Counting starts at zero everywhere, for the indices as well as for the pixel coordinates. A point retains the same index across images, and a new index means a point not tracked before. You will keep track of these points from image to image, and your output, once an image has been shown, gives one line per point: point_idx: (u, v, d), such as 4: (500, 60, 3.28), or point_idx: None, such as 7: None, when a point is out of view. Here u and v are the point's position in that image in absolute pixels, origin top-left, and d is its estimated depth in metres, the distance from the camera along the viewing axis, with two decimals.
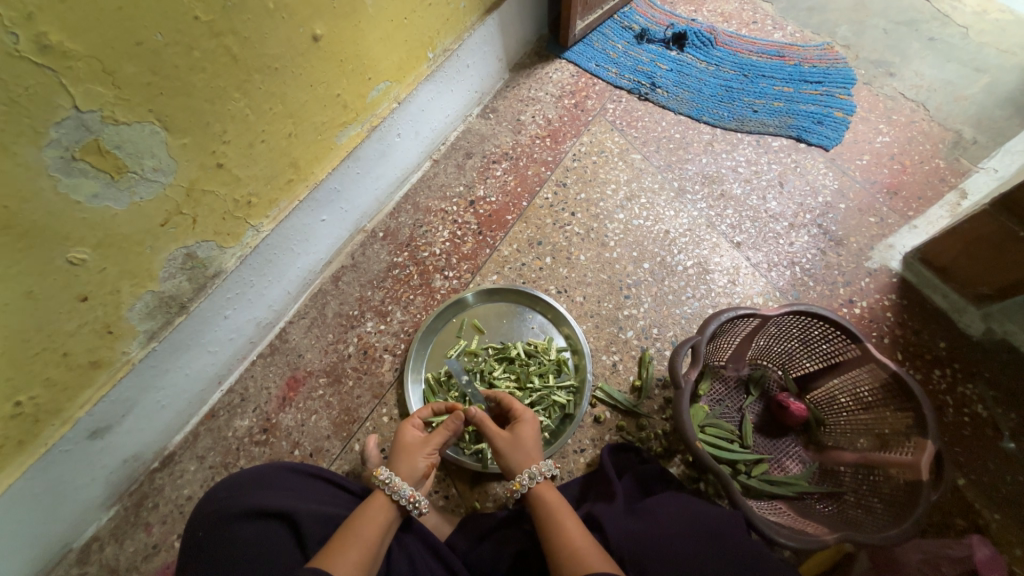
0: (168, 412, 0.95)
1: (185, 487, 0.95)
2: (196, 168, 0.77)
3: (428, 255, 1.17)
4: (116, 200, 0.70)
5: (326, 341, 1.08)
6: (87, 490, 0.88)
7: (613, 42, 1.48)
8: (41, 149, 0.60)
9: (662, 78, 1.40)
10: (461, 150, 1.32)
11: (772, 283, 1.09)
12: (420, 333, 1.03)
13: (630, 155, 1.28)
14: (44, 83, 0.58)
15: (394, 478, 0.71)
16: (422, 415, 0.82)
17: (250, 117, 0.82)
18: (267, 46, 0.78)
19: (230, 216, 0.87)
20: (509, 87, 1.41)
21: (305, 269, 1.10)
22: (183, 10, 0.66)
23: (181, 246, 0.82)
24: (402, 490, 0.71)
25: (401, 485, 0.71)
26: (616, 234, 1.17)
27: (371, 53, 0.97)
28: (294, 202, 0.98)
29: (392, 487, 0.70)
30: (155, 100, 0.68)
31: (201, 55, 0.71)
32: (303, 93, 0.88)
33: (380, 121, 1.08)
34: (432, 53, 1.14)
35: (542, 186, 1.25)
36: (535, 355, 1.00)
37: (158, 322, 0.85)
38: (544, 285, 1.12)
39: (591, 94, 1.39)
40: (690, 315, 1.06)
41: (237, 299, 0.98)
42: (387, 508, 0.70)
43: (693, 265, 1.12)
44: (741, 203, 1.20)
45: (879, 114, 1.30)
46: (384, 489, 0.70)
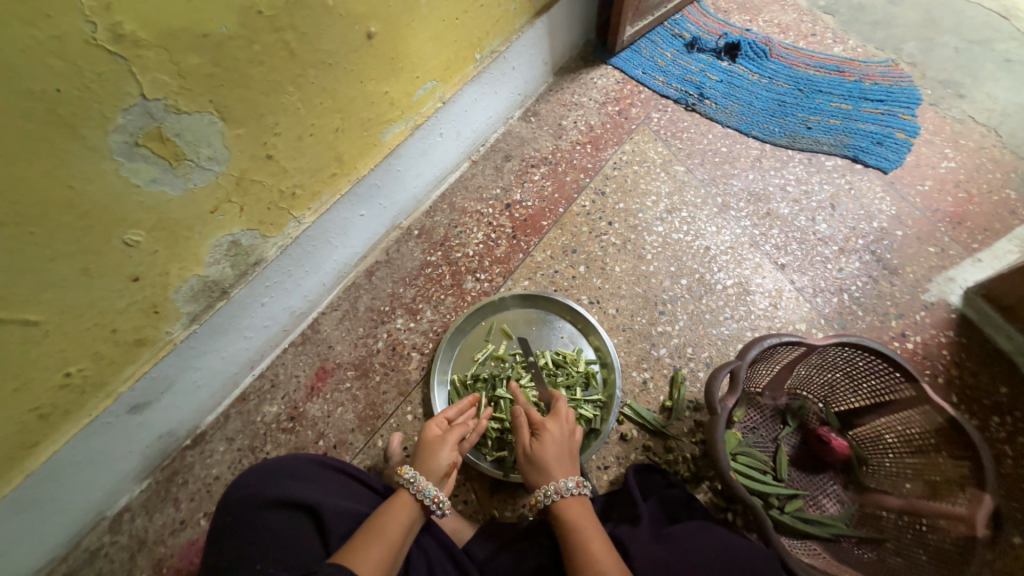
0: (202, 392, 0.98)
1: (213, 467, 0.98)
2: (247, 158, 0.79)
3: (462, 255, 1.17)
4: (173, 185, 0.72)
5: (356, 335, 1.09)
6: (123, 461, 0.91)
7: (662, 50, 1.44)
8: (107, 133, 0.62)
9: (711, 89, 1.36)
10: (501, 152, 1.31)
11: (818, 309, 1.04)
12: (448, 334, 1.03)
13: (673, 167, 1.25)
14: (116, 70, 0.60)
15: (418, 478, 0.71)
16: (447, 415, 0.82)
17: (302, 110, 0.83)
18: (323, 42, 0.79)
19: (275, 206, 0.89)
20: (552, 91, 1.40)
21: (341, 262, 1.12)
22: (247, 4, 0.67)
23: (227, 233, 0.84)
24: (426, 490, 0.70)
25: (425, 484, 0.71)
26: (654, 246, 1.14)
27: (421, 52, 0.98)
28: (336, 196, 0.99)
29: (417, 487, 0.70)
30: (215, 91, 0.70)
31: (261, 49, 0.72)
32: (353, 89, 0.89)
33: (424, 120, 1.09)
34: (480, 54, 1.14)
35: (581, 193, 1.23)
36: (563, 366, 0.98)
37: (201, 305, 0.87)
38: (577, 294, 1.10)
39: (636, 101, 1.36)
40: (728, 337, 1.02)
41: (275, 287, 1.00)
42: (412, 508, 0.69)
43: (733, 284, 1.08)
44: (789, 223, 1.15)
45: (946, 137, 1.22)
46: (408, 488, 0.70)
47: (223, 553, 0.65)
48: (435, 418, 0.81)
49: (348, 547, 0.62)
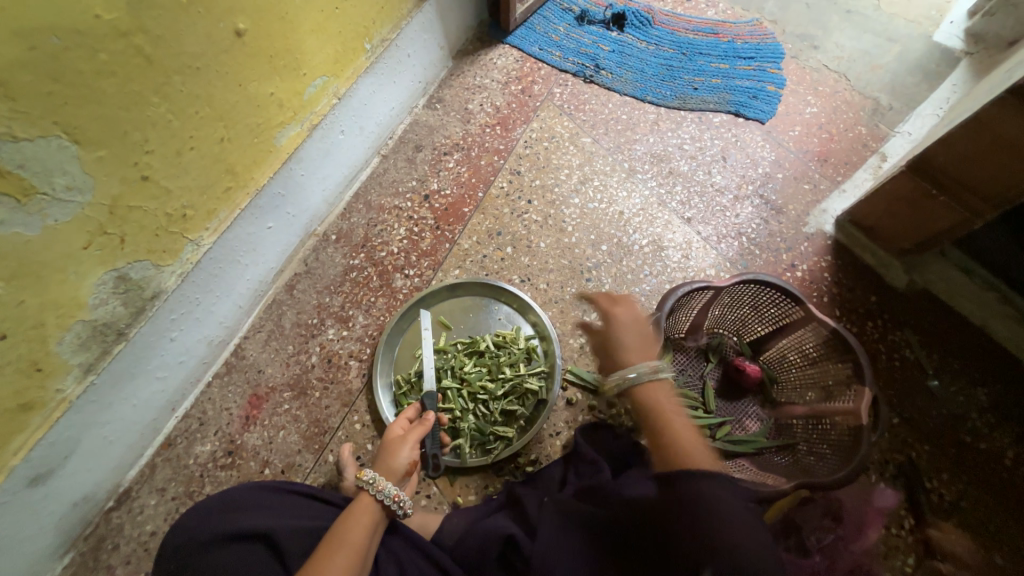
0: (116, 446, 0.88)
1: (147, 523, 0.90)
2: (117, 183, 0.71)
3: (386, 254, 1.14)
4: (27, 224, 0.63)
5: (287, 354, 1.03)
6: (32, 541, 0.81)
7: (555, 25, 1.47)
8: None
9: (606, 60, 1.41)
10: (411, 144, 1.28)
11: (723, 254, 1.15)
12: (385, 335, 1.01)
13: (580, 139, 1.29)
14: None
15: (377, 479, 0.71)
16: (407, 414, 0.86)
17: (175, 122, 0.75)
18: (184, 44, 0.72)
19: (163, 232, 0.81)
20: (453, 75, 1.38)
21: (256, 281, 1.05)
22: (80, 9, 0.59)
23: (110, 269, 0.75)
24: (386, 490, 0.70)
25: (385, 484, 0.71)
26: (573, 218, 1.18)
27: (303, 47, 0.92)
28: (235, 211, 0.92)
29: (376, 487, 0.70)
30: (60, 110, 0.61)
31: (109, 58, 0.64)
32: (232, 94, 0.82)
33: (321, 119, 1.03)
34: (370, 43, 1.09)
35: (497, 175, 1.24)
36: (504, 346, 1.01)
37: (94, 353, 0.78)
38: (507, 275, 1.12)
39: (537, 79, 1.38)
40: (650, 292, 1.10)
41: (183, 319, 0.92)
42: (372, 508, 0.69)
43: (648, 243, 1.15)
44: (689, 179, 1.24)
45: (807, 85, 1.38)
46: (369, 490, 0.70)
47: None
48: (398, 418, 0.85)
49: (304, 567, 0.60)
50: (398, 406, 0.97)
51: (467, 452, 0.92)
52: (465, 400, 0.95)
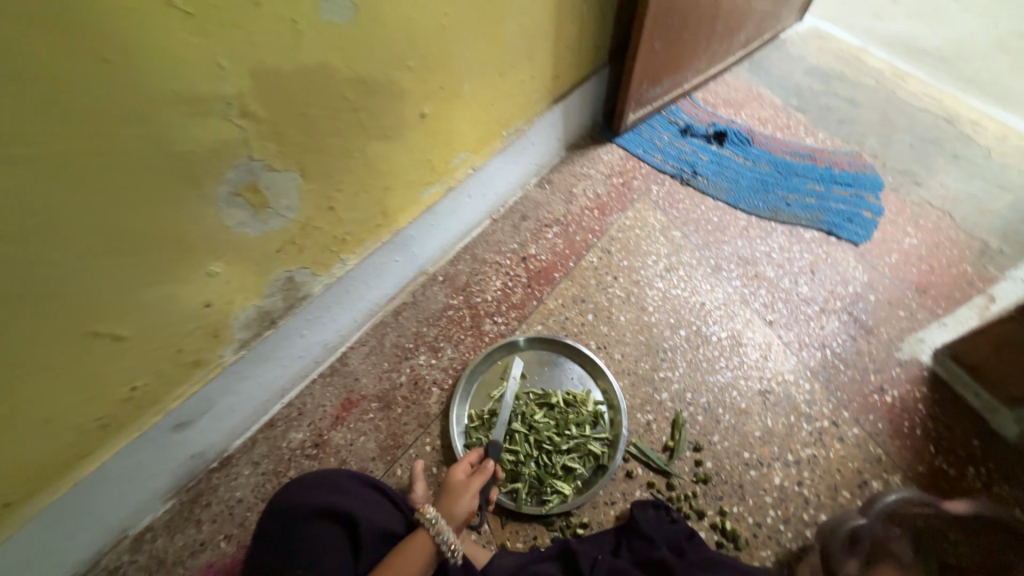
0: (235, 416, 1.03)
1: (237, 490, 1.02)
2: (313, 208, 0.93)
3: (482, 300, 1.29)
4: (254, 227, 0.85)
5: (381, 368, 1.18)
6: (155, 479, 0.95)
7: (660, 134, 1.67)
8: (218, 184, 0.75)
9: (703, 168, 1.57)
10: (518, 213, 1.48)
11: (804, 362, 1.15)
12: (468, 370, 1.12)
13: (670, 232, 1.41)
14: (234, 137, 0.73)
15: (439, 520, 0.78)
16: (470, 457, 0.94)
17: (362, 171, 0.98)
18: (387, 119, 0.97)
19: (327, 249, 1.02)
20: (564, 163, 1.60)
21: (373, 302, 1.23)
22: (338, 93, 0.84)
23: (285, 270, 0.96)
24: (444, 534, 0.77)
25: (445, 528, 0.77)
26: (655, 300, 1.27)
27: (460, 130, 1.17)
28: (377, 243, 1.13)
29: (437, 528, 0.77)
30: (302, 155, 0.85)
31: (341, 124, 0.88)
32: (404, 157, 1.06)
33: (457, 183, 1.27)
34: (507, 132, 1.34)
35: (589, 251, 1.38)
36: (573, 405, 1.06)
37: (252, 332, 0.97)
38: (585, 339, 1.20)
39: (637, 175, 1.56)
40: (723, 384, 1.12)
41: (313, 320, 1.09)
42: (428, 548, 0.76)
43: (727, 337, 1.19)
44: (774, 284, 1.29)
45: (906, 217, 1.41)
46: (428, 528, 0.77)
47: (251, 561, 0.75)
48: (461, 463, 0.92)
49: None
50: (467, 439, 1.05)
51: (524, 498, 0.96)
52: (531, 447, 1.00)
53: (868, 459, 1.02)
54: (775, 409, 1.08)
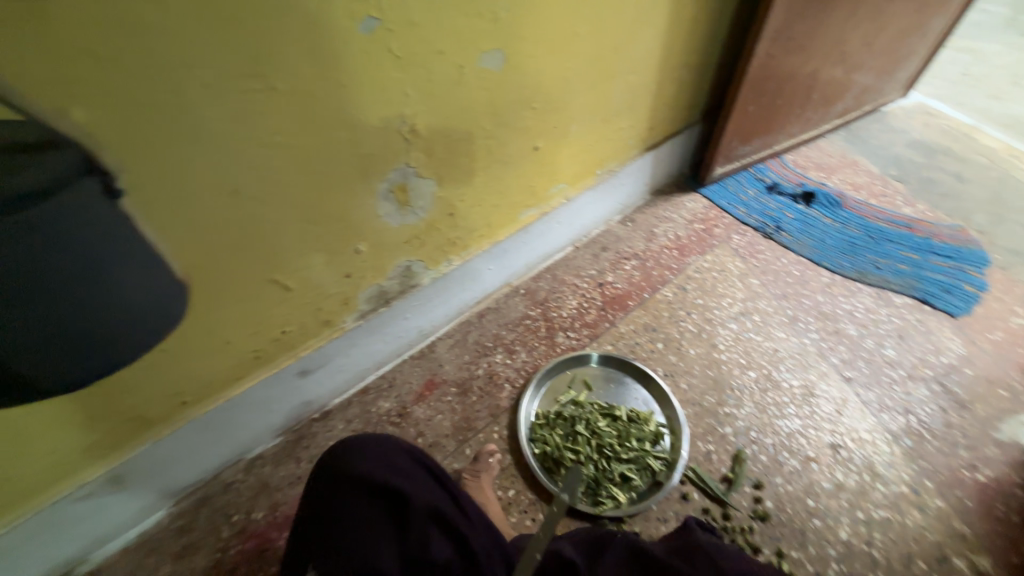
0: (341, 376, 1.22)
1: (332, 439, 1.18)
2: (439, 212, 1.13)
3: (558, 315, 1.40)
4: (395, 219, 1.05)
5: (463, 360, 1.32)
6: (274, 414, 1.15)
7: (745, 188, 1.74)
8: (381, 181, 0.97)
9: (787, 224, 1.61)
10: (599, 243, 1.60)
11: (884, 424, 1.11)
12: (539, 373, 1.23)
13: (748, 279, 1.45)
14: (400, 148, 0.95)
15: None
16: None
17: (481, 188, 1.18)
18: (508, 148, 1.16)
19: (440, 248, 1.21)
20: (648, 205, 1.72)
21: (464, 302, 1.39)
22: (478, 123, 1.05)
23: (406, 259, 1.15)
24: None
25: None
26: (727, 339, 1.31)
27: (562, 164, 1.35)
28: (478, 250, 1.31)
29: None
30: (441, 168, 1.06)
31: (474, 147, 1.09)
32: (514, 180, 1.25)
33: (551, 209, 1.43)
34: (601, 170, 1.50)
35: (664, 285, 1.45)
36: (636, 422, 1.11)
37: (371, 307, 1.17)
38: (653, 365, 1.27)
39: (718, 224, 1.63)
40: (792, 430, 1.11)
41: (416, 307, 1.27)
42: None
43: (799, 385, 1.19)
44: (856, 342, 1.27)
45: (1016, 297, 1.35)
46: None
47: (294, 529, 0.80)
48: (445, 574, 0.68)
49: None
50: (531, 434, 1.14)
51: (580, 496, 1.02)
52: (592, 451, 1.07)
53: (951, 534, 0.96)
54: (847, 465, 1.05)
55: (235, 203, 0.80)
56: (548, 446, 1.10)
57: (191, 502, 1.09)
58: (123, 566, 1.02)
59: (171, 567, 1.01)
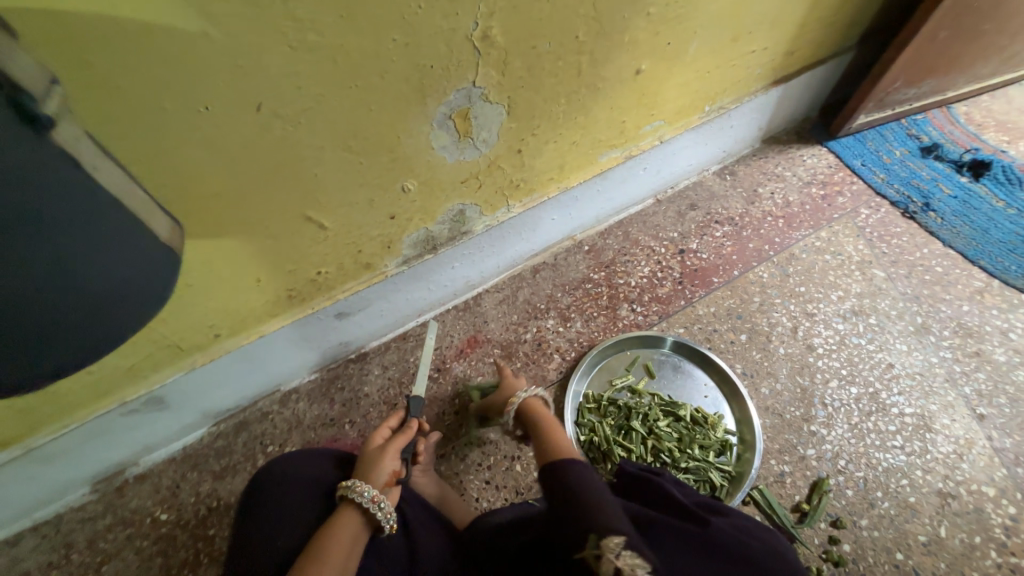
0: (380, 321, 1.11)
1: (366, 385, 1.11)
2: (505, 148, 0.91)
3: (624, 283, 1.20)
4: (451, 154, 0.85)
5: (511, 319, 1.17)
6: (310, 353, 1.07)
7: (891, 146, 1.35)
8: (439, 104, 0.76)
9: (940, 203, 1.25)
10: (687, 200, 1.32)
11: (1015, 479, 0.91)
12: (595, 350, 1.07)
13: (871, 269, 1.16)
14: (467, 59, 0.72)
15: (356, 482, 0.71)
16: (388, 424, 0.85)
17: (559, 120, 0.93)
18: (604, 68, 0.89)
19: (500, 192, 1.01)
20: (756, 156, 1.38)
21: (519, 253, 1.21)
22: (572, 32, 0.79)
23: (460, 202, 0.97)
24: (364, 492, 0.70)
25: (364, 487, 0.70)
26: (828, 342, 1.08)
27: (666, 94, 1.05)
28: (544, 197, 1.10)
29: (357, 488, 0.70)
30: (516, 91, 0.82)
31: (562, 65, 0.83)
32: (603, 113, 0.98)
33: (638, 152, 1.15)
34: (709, 107, 1.18)
35: (760, 263, 1.20)
36: (700, 426, 0.97)
37: (416, 252, 1.02)
38: (730, 359, 1.07)
39: (845, 191, 1.29)
40: (892, 466, 0.93)
41: (466, 257, 1.11)
42: (354, 520, 0.68)
43: (913, 415, 0.98)
44: (1001, 372, 1.02)
45: None
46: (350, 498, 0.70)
47: (250, 537, 0.70)
48: (381, 426, 0.84)
49: (320, 534, 0.66)
50: (578, 418, 1.00)
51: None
52: (645, 451, 0.94)
53: None
54: (955, 520, 0.88)
55: (258, 122, 0.63)
56: (595, 436, 0.98)
57: (230, 425, 1.08)
58: (168, 476, 1.03)
59: (210, 486, 1.01)
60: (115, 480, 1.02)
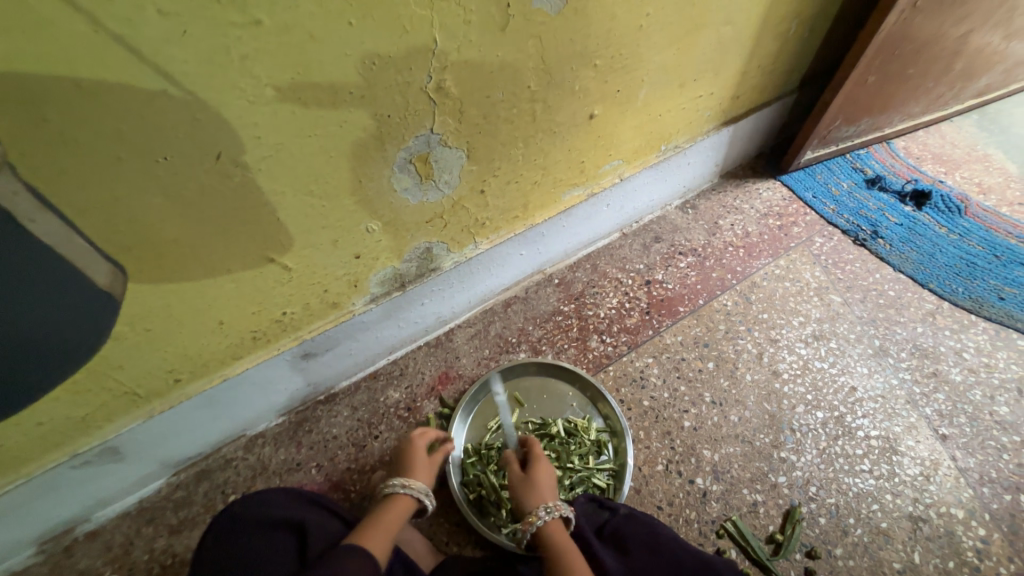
0: (350, 360, 1.11)
1: (334, 427, 1.09)
2: (467, 189, 0.95)
3: (593, 314, 1.22)
4: (414, 195, 0.88)
5: (482, 354, 1.18)
6: (277, 395, 1.06)
7: (838, 179, 1.43)
8: (399, 150, 0.80)
9: (888, 230, 1.32)
10: (651, 233, 1.37)
11: (982, 499, 0.92)
12: (465, 397, 1.05)
13: (828, 295, 1.21)
14: (424, 110, 0.77)
15: (406, 480, 0.80)
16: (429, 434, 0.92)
17: (519, 162, 0.98)
18: (558, 115, 0.95)
19: (466, 230, 1.04)
20: (715, 190, 1.45)
21: (489, 289, 1.23)
22: (523, 82, 0.84)
23: (426, 241, 0.99)
24: (415, 488, 0.80)
25: (414, 483, 0.80)
26: (792, 368, 1.10)
27: (621, 137, 1.12)
28: (510, 234, 1.13)
29: (408, 485, 0.80)
30: (473, 136, 0.87)
31: (517, 112, 0.89)
32: (561, 154, 1.04)
33: (600, 189, 1.21)
34: (665, 146, 1.25)
35: (724, 292, 1.24)
36: (574, 434, 1.00)
37: (384, 290, 1.03)
38: (699, 388, 1.08)
39: (799, 222, 1.36)
40: (862, 491, 0.93)
41: (435, 293, 1.12)
42: (400, 507, 0.77)
43: (878, 437, 0.99)
44: (959, 391, 1.04)
45: None
46: (399, 491, 0.79)
47: None
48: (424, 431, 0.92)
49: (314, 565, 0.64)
50: (465, 476, 0.96)
51: None
52: None
53: None
54: (928, 544, 0.88)
55: (218, 171, 0.66)
56: (482, 489, 0.94)
57: (191, 474, 1.04)
58: (120, 532, 0.97)
59: (165, 542, 0.96)
60: (64, 539, 0.96)
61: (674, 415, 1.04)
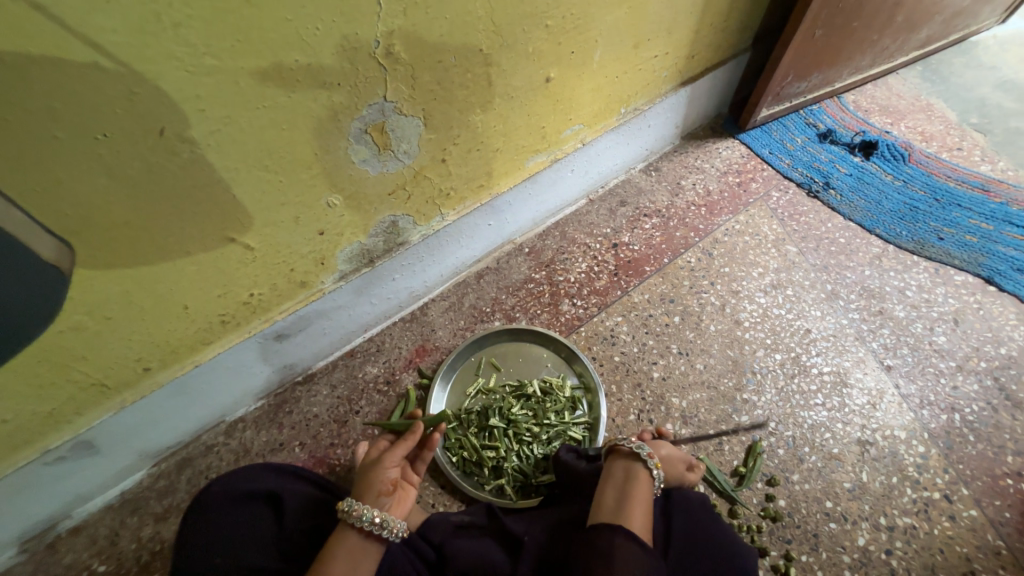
0: (325, 339, 1.11)
1: (314, 406, 1.10)
2: (428, 158, 0.95)
3: (564, 279, 1.25)
4: (374, 166, 0.87)
5: (457, 325, 1.19)
6: (253, 378, 1.05)
7: (792, 135, 1.48)
8: (353, 120, 0.79)
9: (838, 181, 1.38)
10: (617, 197, 1.40)
11: (922, 421, 1.01)
12: (442, 366, 1.07)
13: (785, 246, 1.27)
14: (375, 77, 0.76)
15: (352, 506, 0.70)
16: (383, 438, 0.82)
17: (479, 129, 0.98)
18: (514, 78, 0.95)
19: (431, 202, 1.04)
20: (676, 152, 1.48)
21: (460, 261, 1.24)
22: (474, 45, 0.84)
23: (391, 214, 0.99)
24: (362, 516, 0.69)
25: (359, 510, 0.70)
26: (753, 316, 1.16)
27: (579, 99, 1.12)
28: (476, 204, 1.14)
29: (353, 513, 0.70)
30: (429, 104, 0.86)
31: (471, 77, 0.88)
32: (521, 120, 1.04)
33: (563, 155, 1.22)
34: (625, 109, 1.26)
35: (687, 249, 1.28)
36: (549, 393, 1.04)
37: (353, 266, 1.03)
38: (667, 341, 1.13)
39: (757, 177, 1.40)
40: (816, 423, 1.01)
41: (406, 267, 1.13)
42: (353, 538, 0.69)
43: (830, 373, 1.06)
44: (902, 326, 1.12)
45: None
46: (347, 519, 0.70)
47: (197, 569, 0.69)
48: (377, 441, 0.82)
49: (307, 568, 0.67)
50: (447, 441, 1.00)
51: (511, 494, 0.94)
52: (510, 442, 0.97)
53: (982, 547, 0.89)
54: (874, 464, 0.96)
55: (164, 147, 0.64)
56: (464, 451, 0.98)
57: (172, 463, 1.03)
58: (105, 525, 0.97)
59: (152, 529, 0.97)
60: (46, 536, 0.96)
61: (643, 367, 1.09)
